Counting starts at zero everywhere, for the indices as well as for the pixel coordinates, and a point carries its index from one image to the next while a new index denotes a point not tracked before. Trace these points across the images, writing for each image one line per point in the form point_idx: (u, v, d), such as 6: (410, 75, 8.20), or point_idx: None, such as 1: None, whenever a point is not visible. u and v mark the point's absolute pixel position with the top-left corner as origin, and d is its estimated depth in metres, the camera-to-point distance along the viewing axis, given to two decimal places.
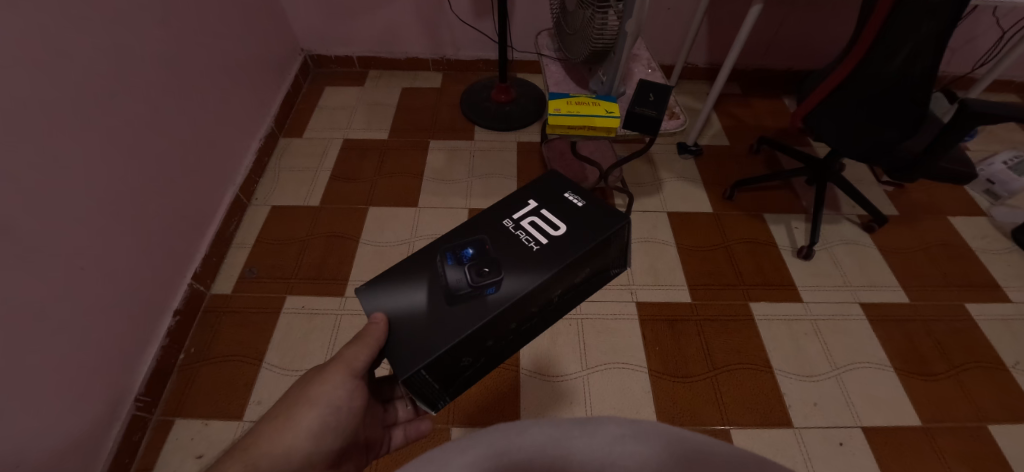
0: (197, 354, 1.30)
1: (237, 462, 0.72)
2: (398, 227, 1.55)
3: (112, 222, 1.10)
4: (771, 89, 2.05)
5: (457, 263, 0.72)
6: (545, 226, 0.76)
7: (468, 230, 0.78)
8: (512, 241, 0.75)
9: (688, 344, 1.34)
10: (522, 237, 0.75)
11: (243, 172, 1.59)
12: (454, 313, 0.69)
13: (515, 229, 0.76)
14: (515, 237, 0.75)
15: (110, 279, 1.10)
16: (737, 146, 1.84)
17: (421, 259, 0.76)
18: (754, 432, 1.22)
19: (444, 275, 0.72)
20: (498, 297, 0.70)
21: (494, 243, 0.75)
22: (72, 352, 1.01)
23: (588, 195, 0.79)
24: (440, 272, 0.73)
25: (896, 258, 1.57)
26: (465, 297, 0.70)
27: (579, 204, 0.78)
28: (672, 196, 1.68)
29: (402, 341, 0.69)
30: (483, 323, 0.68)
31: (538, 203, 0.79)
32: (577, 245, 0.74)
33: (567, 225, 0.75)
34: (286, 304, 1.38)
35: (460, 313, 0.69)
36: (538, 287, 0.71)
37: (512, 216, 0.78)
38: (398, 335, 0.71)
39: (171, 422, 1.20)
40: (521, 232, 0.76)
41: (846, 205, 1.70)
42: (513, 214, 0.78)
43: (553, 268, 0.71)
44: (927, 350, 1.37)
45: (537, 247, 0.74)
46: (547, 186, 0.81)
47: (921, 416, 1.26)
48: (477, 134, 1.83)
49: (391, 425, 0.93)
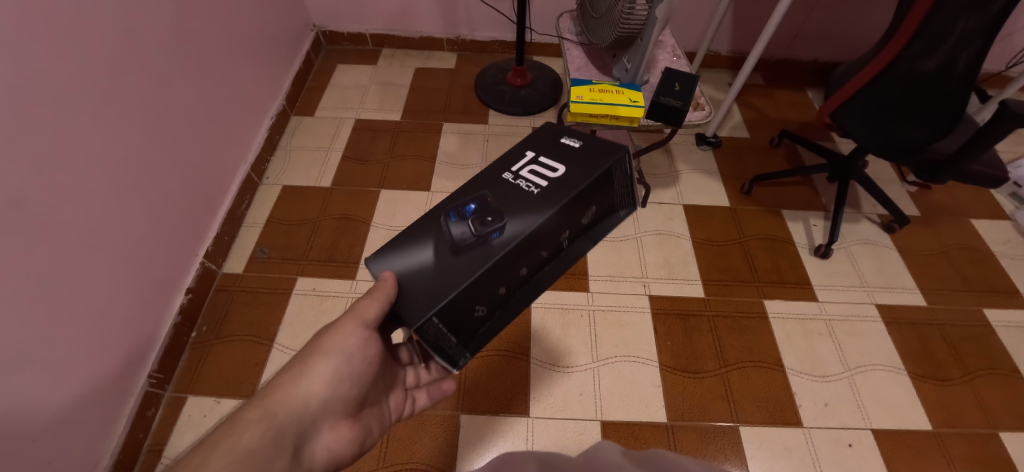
0: (209, 332, 1.31)
1: (254, 408, 0.71)
2: (410, 211, 1.54)
3: (125, 199, 1.09)
4: (795, 80, 1.99)
5: (459, 217, 0.70)
6: (544, 171, 0.74)
7: (468, 188, 0.75)
8: (512, 188, 0.73)
9: (700, 339, 1.33)
10: (522, 184, 0.73)
11: (255, 150, 1.58)
12: (460, 261, 0.68)
13: (514, 178, 0.74)
14: (515, 185, 0.73)
15: (123, 258, 1.09)
16: (757, 138, 1.80)
17: (423, 220, 0.74)
18: (764, 430, 1.21)
19: (447, 230, 0.70)
20: (501, 241, 0.68)
21: (494, 193, 0.72)
22: (86, 330, 1.01)
23: (586, 136, 0.79)
24: (442, 228, 0.71)
25: (915, 260, 1.54)
26: (470, 247, 0.68)
27: (577, 147, 0.77)
28: (688, 188, 1.65)
29: (412, 296, 0.68)
30: (489, 266, 0.67)
31: (536, 152, 0.77)
32: (577, 183, 0.73)
33: (565, 167, 0.74)
34: (297, 286, 1.38)
35: (464, 262, 0.68)
36: (542, 226, 0.70)
37: (511, 168, 0.76)
38: (408, 294, 0.69)
39: (183, 399, 1.21)
40: (521, 180, 0.74)
41: (867, 204, 1.67)
42: (511, 166, 0.76)
43: (555, 208, 0.70)
44: (942, 354, 1.36)
45: (538, 191, 0.72)
46: (544, 135, 0.80)
47: (932, 421, 1.25)
48: (492, 118, 1.80)
49: (412, 386, 0.91)
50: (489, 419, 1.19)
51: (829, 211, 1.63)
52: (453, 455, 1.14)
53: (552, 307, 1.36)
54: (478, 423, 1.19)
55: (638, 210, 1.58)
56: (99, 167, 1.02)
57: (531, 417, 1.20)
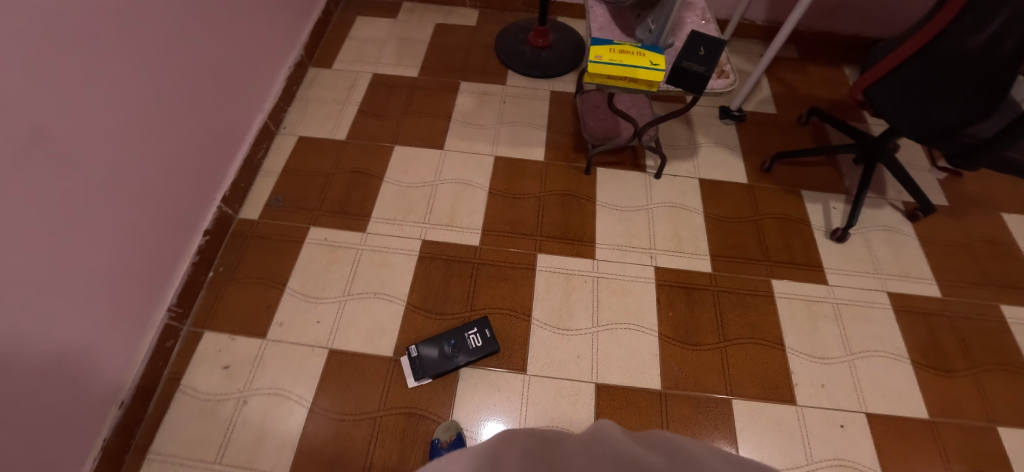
0: (226, 273, 1.36)
1: None
2: (422, 168, 1.55)
3: (144, 137, 1.12)
4: (831, 56, 1.90)
5: (433, 345, 1.23)
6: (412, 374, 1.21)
7: (428, 346, 1.23)
8: (428, 355, 1.21)
9: (703, 312, 1.34)
10: (430, 353, 1.22)
11: (272, 99, 1.59)
12: (427, 364, 1.20)
13: (421, 354, 1.22)
14: (425, 356, 1.21)
15: (142, 196, 1.13)
16: (783, 115, 1.75)
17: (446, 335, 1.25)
18: (756, 404, 1.22)
19: (427, 350, 1.22)
20: (433, 366, 1.20)
21: (422, 358, 1.21)
22: (107, 262, 1.07)
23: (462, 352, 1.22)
24: (435, 344, 1.23)
25: (935, 251, 1.50)
26: (431, 365, 1.21)
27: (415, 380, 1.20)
28: (705, 161, 1.62)
29: (422, 360, 1.21)
30: (434, 368, 1.20)
31: (419, 357, 1.21)
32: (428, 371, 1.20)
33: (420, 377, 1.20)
34: (309, 235, 1.42)
35: (431, 363, 1.21)
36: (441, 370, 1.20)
37: (412, 356, 1.22)
38: (427, 360, 1.21)
39: (199, 334, 1.28)
40: (419, 356, 1.21)
41: (892, 190, 1.62)
42: (420, 352, 1.22)
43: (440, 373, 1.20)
44: (949, 346, 1.34)
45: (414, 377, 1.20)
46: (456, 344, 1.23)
47: (929, 409, 1.25)
48: (509, 79, 1.77)
49: None
50: (487, 374, 1.23)
51: (851, 194, 1.59)
52: (450, 404, 1.19)
53: (556, 271, 1.37)
54: (475, 376, 1.22)
55: (652, 181, 1.56)
56: (122, 106, 1.05)
57: (528, 374, 1.23)
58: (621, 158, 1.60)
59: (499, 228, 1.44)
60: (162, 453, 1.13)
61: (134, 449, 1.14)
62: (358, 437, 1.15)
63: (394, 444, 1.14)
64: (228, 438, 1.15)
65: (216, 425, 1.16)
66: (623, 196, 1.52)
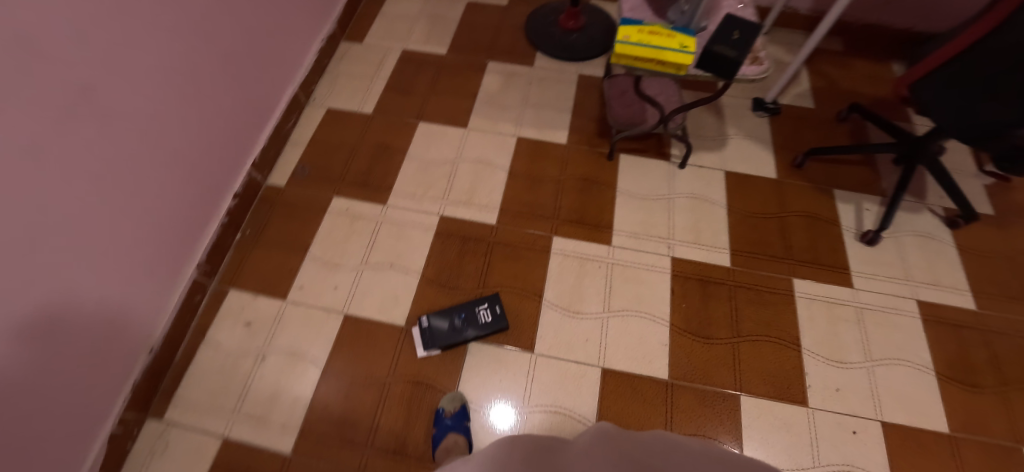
0: (252, 236, 1.42)
1: None
2: (445, 146, 1.56)
3: (181, 100, 1.16)
4: (879, 50, 1.81)
5: (444, 317, 1.25)
6: (422, 344, 1.23)
7: (440, 319, 1.25)
8: (439, 327, 1.23)
9: (718, 306, 1.31)
10: (440, 325, 1.24)
11: (303, 71, 1.63)
12: (436, 336, 1.22)
13: (431, 326, 1.24)
14: (436, 328, 1.23)
15: (177, 155, 1.18)
16: (821, 110, 1.68)
17: (457, 309, 1.26)
18: (765, 403, 1.20)
19: (437, 321, 1.24)
20: (442, 338, 1.22)
21: (432, 330, 1.23)
22: (142, 216, 1.12)
23: (472, 326, 1.24)
24: (445, 317, 1.25)
25: (973, 261, 1.43)
26: (440, 336, 1.23)
27: (424, 350, 1.23)
28: (734, 154, 1.58)
29: (432, 332, 1.23)
30: (444, 340, 1.22)
31: (429, 328, 1.23)
32: (437, 343, 1.22)
33: (429, 348, 1.22)
34: (332, 205, 1.46)
35: (440, 335, 1.23)
36: (450, 343, 1.22)
37: (423, 327, 1.24)
38: (437, 333, 1.23)
39: (225, 292, 1.34)
40: (429, 328, 1.23)
41: (933, 194, 1.54)
42: (431, 323, 1.24)
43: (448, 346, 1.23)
44: (979, 361, 1.28)
45: (423, 347, 1.23)
46: (467, 318, 1.25)
47: (950, 424, 1.20)
48: (537, 61, 1.76)
49: None
50: (495, 350, 1.24)
51: (887, 196, 1.52)
52: (456, 377, 1.21)
53: (570, 255, 1.37)
54: (483, 351, 1.24)
55: (676, 171, 1.53)
56: (161, 68, 1.09)
57: (535, 354, 1.24)
58: (646, 145, 1.58)
59: (516, 209, 1.45)
60: (186, 399, 1.21)
61: (162, 393, 1.23)
62: (367, 401, 1.19)
63: (400, 411, 1.18)
64: (246, 390, 1.21)
65: (235, 378, 1.23)
66: (645, 184, 1.50)
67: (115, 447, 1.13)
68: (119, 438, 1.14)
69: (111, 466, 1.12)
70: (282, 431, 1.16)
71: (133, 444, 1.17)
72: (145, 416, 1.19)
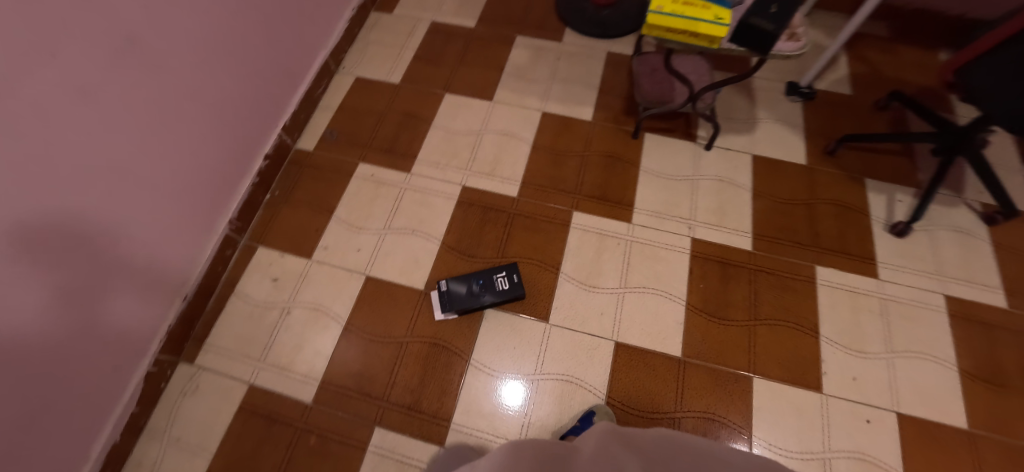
0: (281, 196, 1.47)
1: None
2: (471, 117, 1.57)
3: (219, 57, 1.20)
4: (927, 36, 1.73)
5: (463, 282, 1.27)
6: (439, 307, 1.26)
7: (459, 283, 1.27)
8: (457, 291, 1.26)
9: (737, 289, 1.30)
10: (458, 289, 1.26)
11: (335, 38, 1.65)
12: (454, 299, 1.25)
13: (449, 289, 1.26)
14: (454, 291, 1.26)
15: (214, 112, 1.22)
16: (859, 97, 1.63)
17: (477, 275, 1.28)
18: (778, 387, 1.19)
19: (456, 285, 1.26)
20: (459, 301, 1.24)
21: (450, 293, 1.26)
22: (180, 168, 1.17)
23: (490, 293, 1.25)
24: (465, 281, 1.27)
25: (1009, 260, 1.37)
26: (458, 299, 1.25)
27: (442, 313, 1.25)
28: (764, 138, 1.55)
29: (450, 295, 1.25)
30: (460, 304, 1.24)
31: (447, 291, 1.26)
32: (454, 306, 1.24)
33: (446, 311, 1.25)
34: (358, 170, 1.49)
35: (458, 298, 1.25)
36: (466, 307, 1.24)
37: (441, 290, 1.26)
38: (455, 296, 1.25)
39: (254, 248, 1.40)
40: (447, 290, 1.26)
41: (972, 188, 1.49)
42: (449, 287, 1.26)
43: (465, 310, 1.24)
44: (1007, 360, 1.24)
45: (441, 310, 1.26)
46: (485, 284, 1.26)
47: (970, 421, 1.17)
48: (567, 36, 1.74)
49: None
50: (511, 318, 1.26)
51: (922, 188, 1.47)
52: (472, 341, 1.24)
53: (590, 231, 1.37)
54: (499, 318, 1.26)
55: (702, 152, 1.51)
56: (201, 24, 1.13)
57: (550, 324, 1.25)
58: (673, 125, 1.56)
59: (539, 182, 1.45)
60: (216, 346, 1.29)
61: (193, 339, 1.30)
62: (385, 358, 1.24)
63: (415, 370, 1.22)
64: (272, 340, 1.28)
65: (262, 330, 1.30)
66: (669, 164, 1.49)
67: (151, 384, 1.23)
68: (154, 375, 1.23)
69: (147, 400, 1.22)
70: (304, 381, 1.24)
71: (167, 382, 1.26)
72: (178, 358, 1.28)
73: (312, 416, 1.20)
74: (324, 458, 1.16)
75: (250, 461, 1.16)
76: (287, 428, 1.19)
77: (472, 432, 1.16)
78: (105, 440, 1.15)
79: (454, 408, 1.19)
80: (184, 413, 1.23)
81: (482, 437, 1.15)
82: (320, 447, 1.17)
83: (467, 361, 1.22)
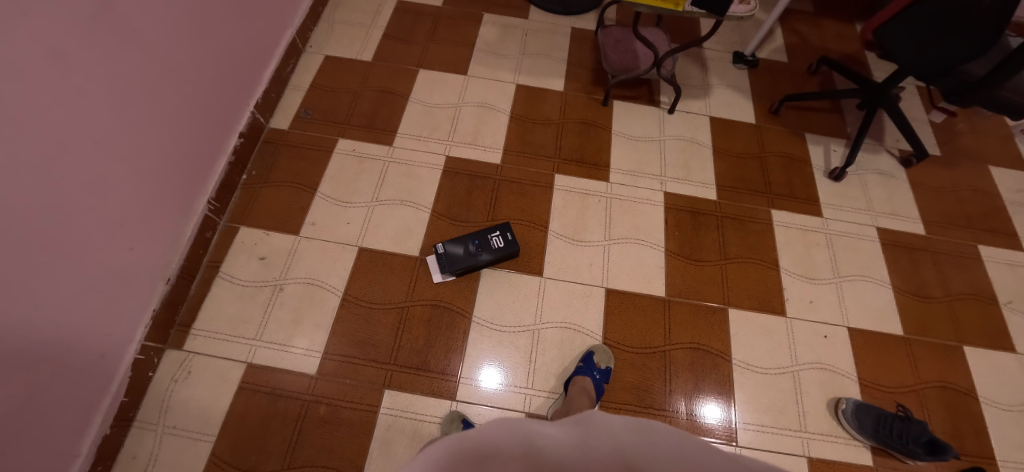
0: (259, 177, 1.44)
1: None
2: (447, 91, 1.61)
3: (190, 28, 1.17)
4: (845, 9, 1.96)
5: (460, 242, 1.31)
6: (437, 271, 1.32)
7: (455, 245, 1.31)
8: (452, 253, 1.30)
9: (707, 234, 1.44)
10: (453, 251, 1.30)
11: (300, 16, 1.62)
12: (450, 260, 1.29)
13: (444, 252, 1.30)
14: (449, 253, 1.30)
15: (188, 85, 1.19)
16: (794, 63, 1.82)
17: (474, 235, 1.32)
18: (749, 315, 1.33)
19: (450, 248, 1.30)
20: (457, 261, 1.29)
21: (445, 255, 1.30)
22: (159, 143, 1.14)
23: (488, 251, 1.30)
24: (461, 243, 1.31)
25: (924, 194, 1.60)
26: (455, 260, 1.29)
27: (440, 276, 1.31)
28: (717, 101, 1.70)
29: (445, 257, 1.30)
30: (458, 263, 1.28)
31: (442, 253, 1.30)
32: (450, 268, 1.28)
33: (444, 274, 1.31)
34: (338, 146, 1.49)
35: (455, 259, 1.29)
36: (463, 266, 1.28)
37: (437, 253, 1.31)
38: (451, 257, 1.30)
39: (236, 229, 1.37)
40: (442, 253, 1.30)
41: (891, 137, 1.70)
42: (444, 249, 1.30)
43: (462, 269, 1.29)
44: (929, 276, 1.45)
45: (439, 274, 1.31)
46: (483, 244, 1.31)
47: (905, 328, 1.36)
48: (532, 13, 1.81)
49: None
50: (507, 275, 1.33)
51: (851, 138, 1.67)
52: (472, 299, 1.30)
53: (572, 191, 1.46)
54: (497, 276, 1.33)
55: (665, 116, 1.64)
56: None
57: (544, 277, 1.33)
58: (637, 93, 1.67)
59: (519, 149, 1.52)
60: (206, 329, 1.26)
61: (179, 325, 1.26)
62: (387, 323, 1.27)
63: (419, 332, 1.26)
64: (267, 318, 1.27)
65: (255, 309, 1.28)
66: (637, 127, 1.60)
67: (138, 373, 1.17)
68: (142, 364, 1.18)
69: (135, 389, 1.17)
70: (306, 355, 1.23)
71: (155, 372, 1.21)
72: (165, 345, 1.23)
73: (319, 387, 1.20)
74: (335, 425, 1.17)
75: (258, 437, 1.15)
76: (293, 402, 1.19)
77: (479, 385, 1.21)
78: (96, 432, 1.09)
79: (460, 364, 1.23)
80: (177, 401, 1.19)
81: (487, 389, 1.21)
82: (330, 416, 1.18)
83: (469, 319, 1.28)
